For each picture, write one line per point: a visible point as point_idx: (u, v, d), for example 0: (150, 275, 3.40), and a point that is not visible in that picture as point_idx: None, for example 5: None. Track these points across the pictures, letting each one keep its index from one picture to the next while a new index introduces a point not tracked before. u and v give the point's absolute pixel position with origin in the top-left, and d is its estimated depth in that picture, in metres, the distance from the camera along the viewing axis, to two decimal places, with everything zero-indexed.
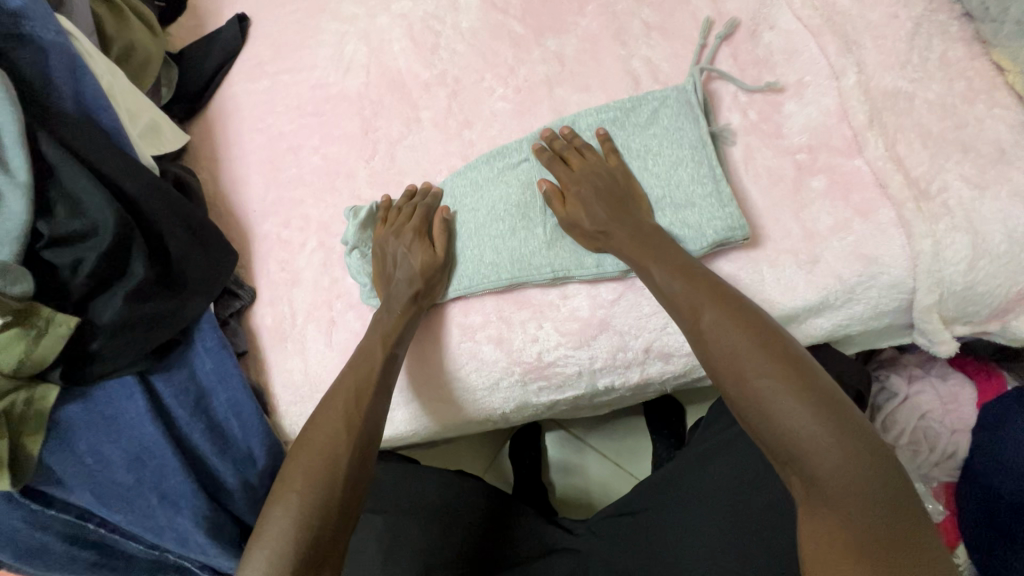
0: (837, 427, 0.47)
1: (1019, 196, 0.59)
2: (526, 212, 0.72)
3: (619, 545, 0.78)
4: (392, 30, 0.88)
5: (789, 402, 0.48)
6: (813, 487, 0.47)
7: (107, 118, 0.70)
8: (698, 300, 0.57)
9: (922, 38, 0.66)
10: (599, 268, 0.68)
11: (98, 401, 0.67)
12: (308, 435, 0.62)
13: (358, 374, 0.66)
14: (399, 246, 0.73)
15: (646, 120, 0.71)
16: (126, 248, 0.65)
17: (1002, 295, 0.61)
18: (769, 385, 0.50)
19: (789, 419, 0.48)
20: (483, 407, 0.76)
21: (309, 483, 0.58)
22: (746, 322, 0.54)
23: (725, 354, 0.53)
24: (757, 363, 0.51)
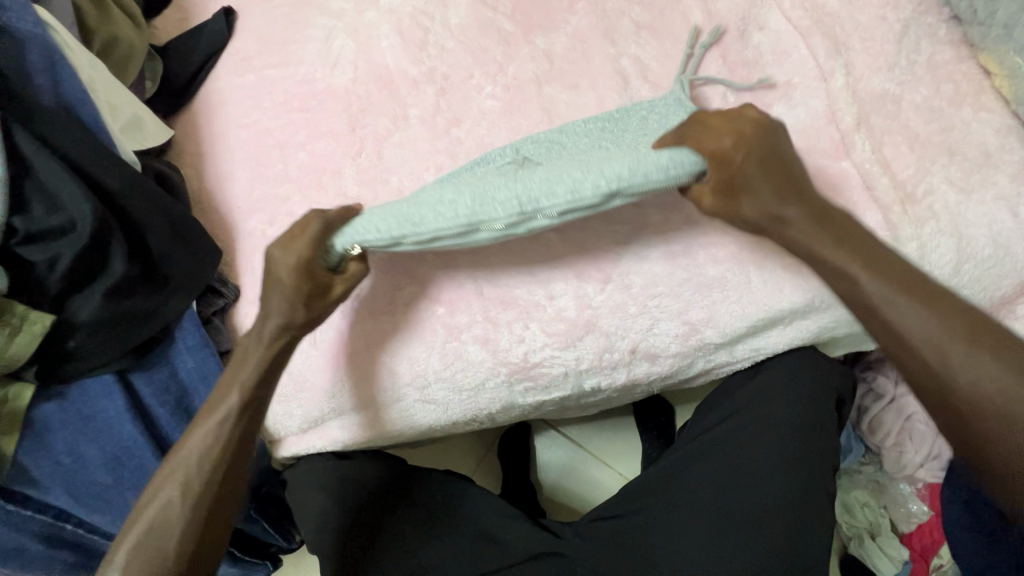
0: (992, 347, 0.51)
1: (1003, 201, 0.59)
2: (505, 188, 0.54)
3: (605, 548, 0.77)
4: (380, 26, 0.87)
5: (941, 336, 0.52)
6: (972, 395, 0.50)
7: (87, 112, 0.69)
8: (818, 238, 0.57)
9: (910, 41, 0.66)
10: (573, 194, 0.52)
11: (75, 400, 0.66)
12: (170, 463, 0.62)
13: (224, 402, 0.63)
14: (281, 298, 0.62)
15: (630, 117, 0.68)
16: (105, 244, 0.63)
17: (985, 299, 0.61)
18: (909, 311, 0.53)
19: (947, 341, 0.51)
20: (468, 407, 0.75)
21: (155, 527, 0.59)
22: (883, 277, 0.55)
23: (847, 294, 0.57)
24: (899, 285, 0.54)
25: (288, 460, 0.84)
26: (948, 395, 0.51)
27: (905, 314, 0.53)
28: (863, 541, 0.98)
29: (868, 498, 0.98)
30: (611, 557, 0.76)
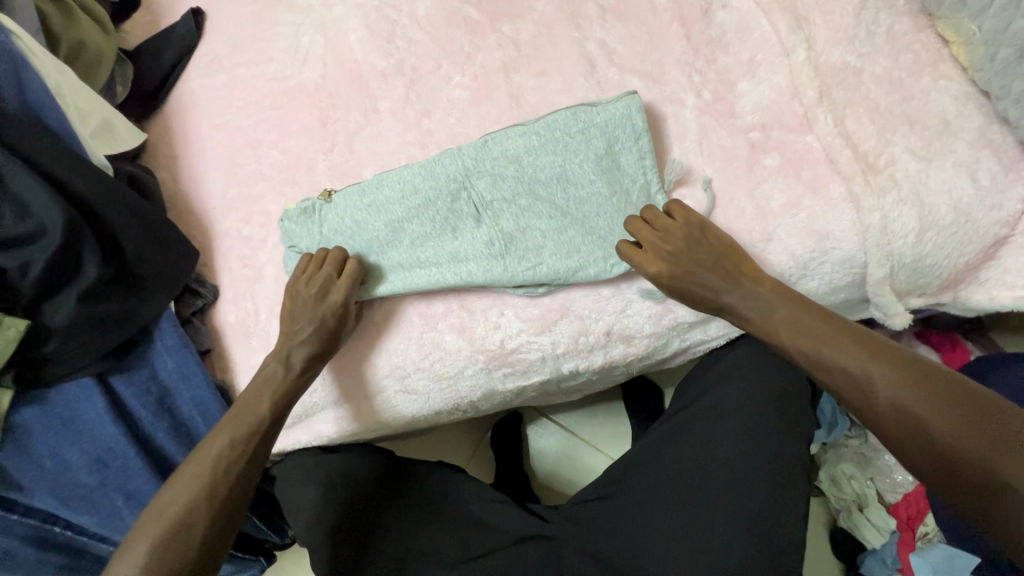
0: (922, 380, 0.51)
1: (963, 167, 0.60)
2: (429, 199, 0.71)
3: (590, 529, 0.79)
4: (349, 20, 0.86)
5: (864, 367, 0.54)
6: (908, 425, 0.50)
7: (54, 117, 0.69)
8: (801, 327, 0.58)
9: (870, 12, 0.66)
10: (452, 203, 0.71)
11: (55, 403, 0.67)
12: (172, 491, 0.61)
13: (236, 430, 0.65)
14: (315, 312, 0.68)
15: (575, 127, 0.68)
16: (76, 248, 0.64)
17: (950, 266, 0.62)
18: (850, 360, 0.55)
19: (925, 411, 0.49)
20: (361, 419, 0.78)
21: (168, 530, 0.59)
22: (802, 325, 0.59)
23: (772, 329, 0.60)
24: (827, 339, 0.57)
25: (277, 456, 0.87)
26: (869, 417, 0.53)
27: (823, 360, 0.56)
28: (852, 512, 0.98)
29: (855, 470, 0.98)
30: (597, 537, 0.77)
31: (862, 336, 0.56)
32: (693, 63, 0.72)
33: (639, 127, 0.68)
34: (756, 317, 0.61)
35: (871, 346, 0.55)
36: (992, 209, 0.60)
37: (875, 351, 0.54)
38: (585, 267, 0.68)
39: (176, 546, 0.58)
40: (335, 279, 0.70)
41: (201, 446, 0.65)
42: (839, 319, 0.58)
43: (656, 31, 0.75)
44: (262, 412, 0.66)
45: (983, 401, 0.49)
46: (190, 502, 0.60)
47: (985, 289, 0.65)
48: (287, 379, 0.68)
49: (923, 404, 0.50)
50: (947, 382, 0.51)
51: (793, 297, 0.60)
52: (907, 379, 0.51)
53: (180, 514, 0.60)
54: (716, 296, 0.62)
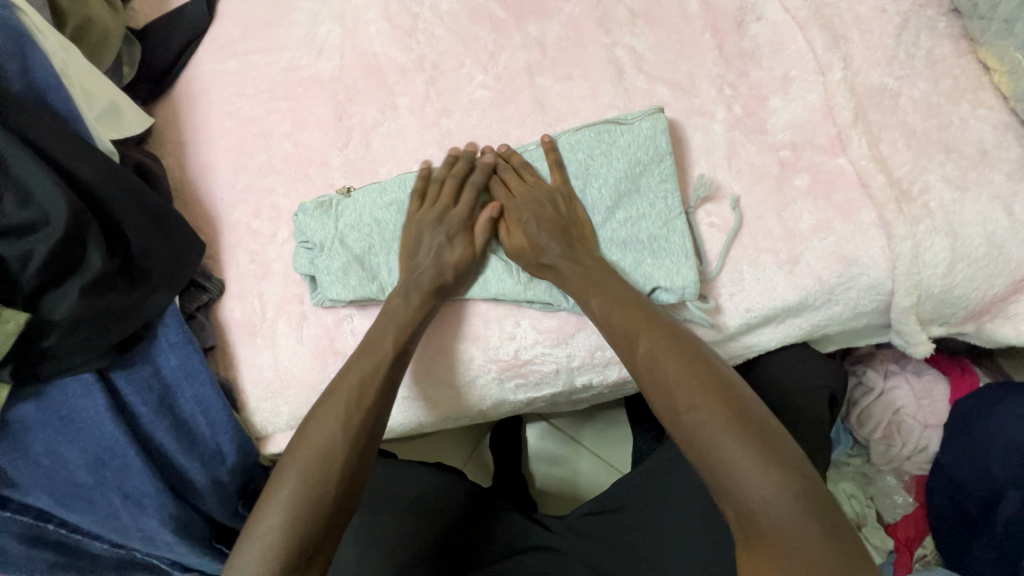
0: (781, 469, 0.50)
1: (998, 200, 0.59)
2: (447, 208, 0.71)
3: (593, 543, 0.77)
4: (369, 11, 0.83)
5: (735, 447, 0.51)
6: (745, 516, 0.50)
7: (60, 100, 0.66)
8: (694, 386, 0.55)
9: (910, 34, 0.65)
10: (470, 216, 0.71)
11: (54, 399, 0.64)
12: (305, 432, 0.60)
13: (369, 364, 0.64)
14: (436, 237, 0.68)
15: (600, 149, 0.68)
16: (82, 240, 0.61)
17: (978, 298, 0.61)
18: (715, 430, 0.52)
19: (775, 508, 0.49)
20: (418, 413, 0.75)
21: (307, 480, 0.57)
22: (700, 383, 0.55)
23: (660, 387, 0.57)
24: (694, 404, 0.54)
25: None
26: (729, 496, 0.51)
27: (703, 429, 0.53)
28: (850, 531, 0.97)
29: (854, 490, 0.97)
30: (600, 551, 0.76)
31: (732, 403, 0.54)
32: (724, 75, 0.70)
33: (662, 149, 0.67)
34: (649, 371, 0.58)
35: (740, 416, 0.53)
36: None
37: (751, 427, 0.53)
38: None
39: (318, 474, 0.57)
40: (451, 208, 0.70)
41: (330, 385, 0.63)
42: (715, 381, 0.55)
43: (688, 40, 0.73)
44: (387, 349, 0.64)
45: (817, 497, 0.50)
46: (328, 438, 0.59)
47: (1012, 322, 0.64)
48: (421, 304, 0.66)
49: (781, 498, 0.49)
50: (800, 471, 0.51)
51: (683, 352, 0.57)
52: (769, 463, 0.51)
53: (314, 452, 0.58)
54: (542, 258, 0.65)
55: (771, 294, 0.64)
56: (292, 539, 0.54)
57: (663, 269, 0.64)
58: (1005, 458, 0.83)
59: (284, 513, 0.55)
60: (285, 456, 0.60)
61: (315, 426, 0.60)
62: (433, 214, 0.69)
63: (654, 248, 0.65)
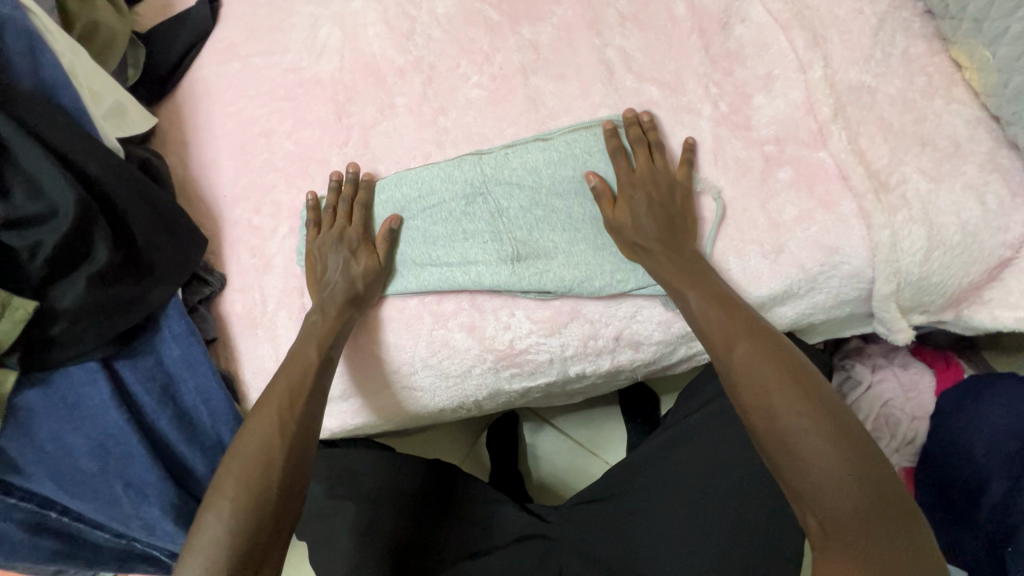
0: (876, 482, 0.49)
1: (971, 191, 0.61)
2: (445, 199, 0.74)
3: (587, 533, 0.79)
4: (368, 14, 0.86)
5: (828, 455, 0.50)
6: (833, 523, 0.49)
7: (68, 97, 0.68)
8: (788, 390, 0.54)
9: (886, 34, 0.68)
10: (467, 206, 0.73)
11: (59, 386, 0.66)
12: (241, 442, 0.62)
13: (293, 377, 0.66)
14: (339, 253, 0.73)
15: (594, 145, 0.72)
16: (89, 232, 0.63)
17: (954, 285, 0.64)
18: (810, 436, 0.51)
19: (864, 521, 0.48)
20: (384, 409, 0.77)
21: (244, 480, 0.59)
22: (796, 387, 0.54)
23: (753, 386, 0.56)
24: (792, 408, 0.53)
25: None
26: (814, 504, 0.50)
27: (796, 433, 0.52)
28: None
29: None
30: (594, 540, 0.78)
31: (829, 410, 0.53)
32: (711, 75, 0.73)
33: (658, 144, 0.70)
34: (743, 371, 0.57)
35: (838, 424, 0.52)
36: (998, 232, 0.61)
37: (845, 436, 0.51)
38: (591, 280, 0.70)
39: (260, 479, 0.59)
40: (348, 226, 0.74)
41: (261, 397, 0.65)
42: (812, 386, 0.54)
43: (675, 41, 0.76)
44: (313, 358, 0.67)
45: (908, 513, 0.49)
46: (264, 447, 0.61)
47: (988, 309, 0.66)
48: (338, 316, 0.70)
49: (875, 510, 0.48)
50: (893, 487, 0.50)
51: (781, 357, 0.57)
52: (864, 474, 0.49)
53: (252, 461, 0.60)
54: (637, 237, 0.67)
55: (757, 282, 0.66)
56: (239, 538, 0.55)
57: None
58: (988, 452, 0.84)
59: (225, 521, 0.56)
60: (222, 467, 0.61)
61: (250, 438, 0.62)
62: (332, 233, 0.74)
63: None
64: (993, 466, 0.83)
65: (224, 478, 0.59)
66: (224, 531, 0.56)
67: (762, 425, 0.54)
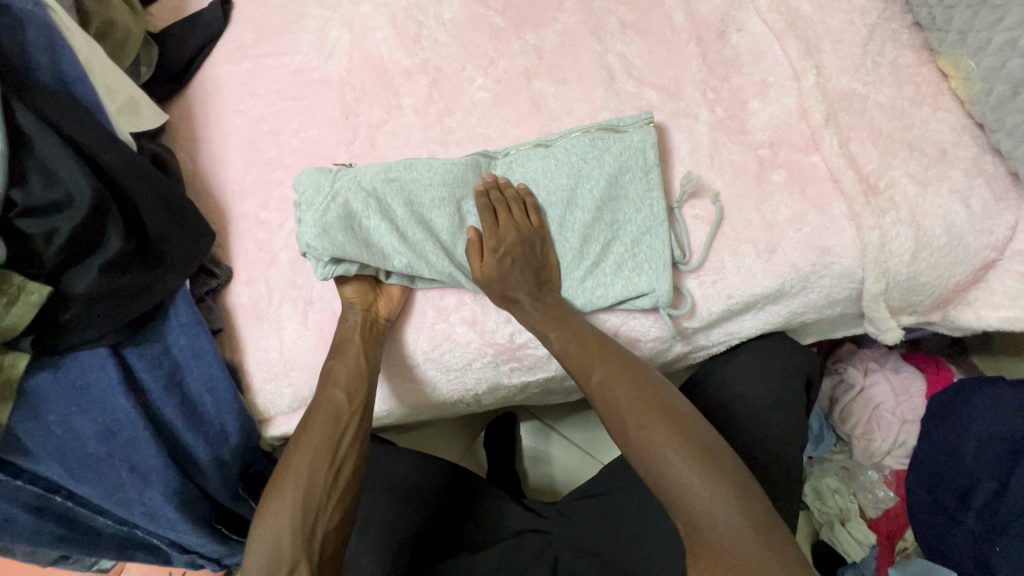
0: (729, 484, 0.54)
1: (957, 194, 0.64)
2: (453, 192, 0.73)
3: (587, 527, 0.79)
4: (376, 18, 0.89)
5: (683, 462, 0.55)
6: (693, 527, 0.54)
7: (84, 91, 0.70)
8: (638, 406, 0.60)
9: (876, 44, 0.71)
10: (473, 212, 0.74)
11: (69, 369, 0.68)
12: (305, 433, 0.66)
13: (349, 365, 0.69)
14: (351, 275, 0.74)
15: (592, 153, 0.72)
16: (101, 222, 0.65)
17: (942, 286, 0.66)
18: (660, 448, 0.57)
19: (720, 517, 0.53)
20: (385, 405, 0.79)
21: (307, 471, 0.63)
22: (642, 399, 0.60)
23: (611, 408, 0.61)
24: (640, 424, 0.59)
25: (276, 440, 0.82)
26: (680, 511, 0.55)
27: (654, 444, 0.57)
28: (833, 527, 1.00)
29: (839, 485, 1.01)
30: (593, 534, 0.78)
31: (679, 423, 0.58)
32: (708, 81, 0.76)
33: (650, 160, 0.71)
34: (601, 397, 0.62)
35: (684, 432, 0.57)
36: (983, 234, 0.64)
37: (693, 441, 0.57)
38: (577, 293, 0.71)
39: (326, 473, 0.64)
40: None
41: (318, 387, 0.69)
42: (654, 398, 0.60)
43: (674, 48, 0.78)
44: (341, 402, 0.68)
45: (761, 504, 0.54)
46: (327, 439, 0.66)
47: (973, 309, 0.69)
48: (364, 341, 0.71)
49: (725, 511, 0.53)
50: (732, 479, 0.54)
51: (636, 378, 0.62)
52: (712, 476, 0.54)
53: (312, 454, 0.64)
54: (508, 290, 0.67)
55: (751, 280, 0.68)
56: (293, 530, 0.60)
57: (642, 277, 0.69)
58: (977, 453, 0.84)
59: (287, 513, 0.61)
60: (285, 458, 0.65)
61: (308, 434, 0.66)
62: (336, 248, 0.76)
63: (638, 256, 0.70)
64: (982, 466, 0.83)
65: (286, 475, 0.63)
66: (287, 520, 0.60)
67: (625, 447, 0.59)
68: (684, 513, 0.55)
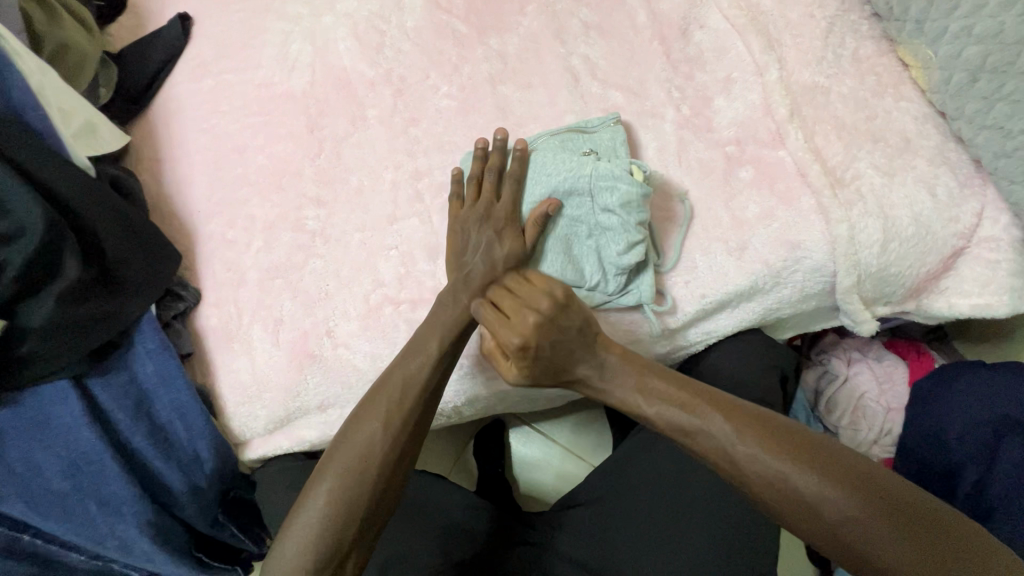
0: (834, 469, 0.52)
1: (922, 183, 0.64)
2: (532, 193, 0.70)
3: (572, 535, 0.78)
4: (338, 30, 0.87)
5: (780, 459, 0.54)
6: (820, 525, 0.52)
7: (36, 117, 0.68)
8: (719, 413, 0.57)
9: (837, 36, 0.70)
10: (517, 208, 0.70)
11: (29, 407, 0.67)
12: (356, 431, 0.62)
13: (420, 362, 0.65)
14: (483, 234, 0.69)
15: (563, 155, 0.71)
16: (58, 250, 0.63)
17: (913, 276, 0.66)
18: (747, 447, 0.55)
19: (837, 505, 0.51)
20: None
21: (350, 474, 0.60)
22: (717, 404, 0.58)
23: (686, 417, 0.59)
24: (724, 431, 0.57)
25: (255, 463, 0.81)
26: (796, 507, 0.53)
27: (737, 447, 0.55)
28: None
29: None
30: (580, 541, 0.77)
31: (790, 434, 0.55)
32: (672, 79, 0.75)
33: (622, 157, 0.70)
34: (665, 412, 0.60)
35: (768, 429, 0.56)
36: (950, 222, 0.64)
37: (783, 438, 0.55)
38: None
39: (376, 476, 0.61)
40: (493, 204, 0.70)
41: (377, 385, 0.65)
42: (726, 402, 0.58)
43: (638, 48, 0.78)
44: (408, 403, 0.64)
45: (887, 486, 0.51)
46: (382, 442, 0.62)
47: (945, 297, 0.68)
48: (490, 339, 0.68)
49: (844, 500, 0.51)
50: (841, 464, 0.53)
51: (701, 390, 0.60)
52: (819, 464, 0.53)
53: (360, 455, 0.61)
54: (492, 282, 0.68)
55: (723, 279, 0.67)
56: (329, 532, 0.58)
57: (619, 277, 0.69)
58: (961, 438, 0.83)
59: (322, 513, 0.58)
60: (329, 454, 0.62)
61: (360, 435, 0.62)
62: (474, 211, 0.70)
63: None
64: (966, 452, 0.82)
65: (329, 474, 0.60)
66: (315, 522, 0.58)
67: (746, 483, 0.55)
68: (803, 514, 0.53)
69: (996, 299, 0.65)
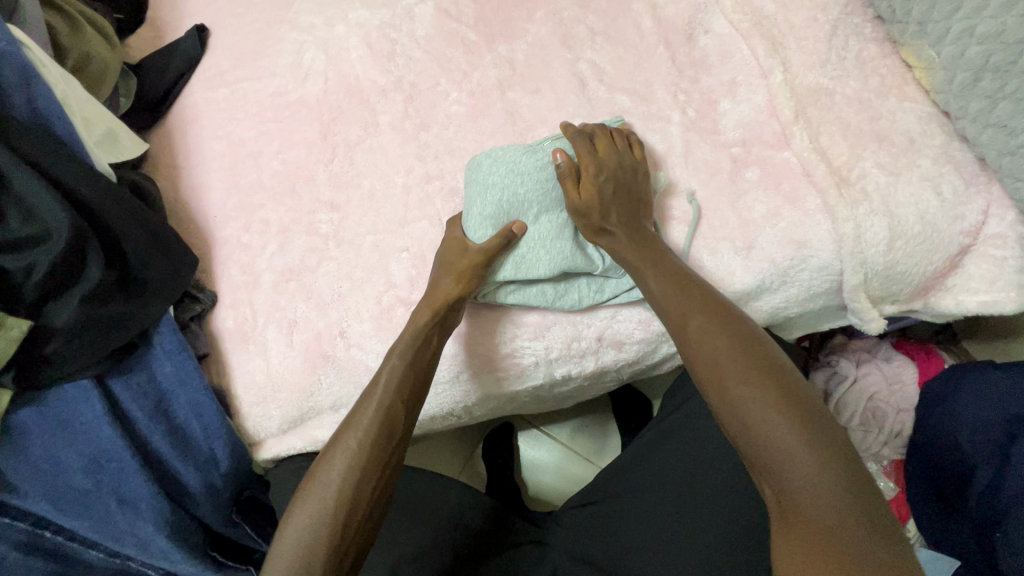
0: (789, 398, 0.52)
1: (927, 181, 0.65)
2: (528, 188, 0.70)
3: (585, 536, 0.79)
4: (350, 39, 0.90)
5: (740, 367, 0.55)
6: (743, 429, 0.53)
7: (62, 126, 0.70)
8: (701, 318, 0.59)
9: (840, 39, 0.72)
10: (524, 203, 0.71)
11: (53, 405, 0.68)
12: (346, 433, 0.64)
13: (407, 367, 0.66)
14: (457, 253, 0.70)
15: None
16: (82, 254, 0.65)
17: (920, 273, 0.66)
18: (714, 351, 0.57)
19: (772, 423, 0.51)
20: None
21: (337, 481, 0.60)
22: (705, 310, 0.60)
23: (673, 309, 0.61)
24: (701, 329, 0.59)
25: (267, 463, 0.82)
26: (732, 411, 0.54)
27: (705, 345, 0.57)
28: None
29: None
30: (592, 541, 0.78)
31: (761, 356, 0.56)
32: (678, 83, 0.77)
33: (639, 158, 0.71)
34: (663, 300, 0.63)
35: (746, 342, 0.57)
36: (956, 220, 0.64)
37: (759, 356, 0.56)
38: (568, 294, 0.72)
39: (363, 477, 0.61)
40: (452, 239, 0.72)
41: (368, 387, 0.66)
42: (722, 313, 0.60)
43: (644, 53, 0.79)
44: (396, 406, 0.65)
45: (833, 434, 0.51)
46: (369, 445, 0.62)
47: (952, 294, 0.69)
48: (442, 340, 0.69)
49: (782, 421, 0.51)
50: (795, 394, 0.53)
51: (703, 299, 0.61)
52: (780, 389, 0.53)
53: (349, 459, 0.61)
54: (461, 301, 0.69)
55: (732, 278, 0.68)
56: (314, 538, 0.58)
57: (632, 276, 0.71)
58: (972, 437, 0.82)
59: (311, 516, 0.59)
60: (323, 455, 0.64)
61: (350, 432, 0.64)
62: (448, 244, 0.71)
63: None
64: (979, 452, 0.81)
65: (319, 475, 0.62)
66: (303, 528, 0.59)
67: (712, 398, 0.56)
68: (736, 417, 0.53)
69: (1004, 296, 0.66)
